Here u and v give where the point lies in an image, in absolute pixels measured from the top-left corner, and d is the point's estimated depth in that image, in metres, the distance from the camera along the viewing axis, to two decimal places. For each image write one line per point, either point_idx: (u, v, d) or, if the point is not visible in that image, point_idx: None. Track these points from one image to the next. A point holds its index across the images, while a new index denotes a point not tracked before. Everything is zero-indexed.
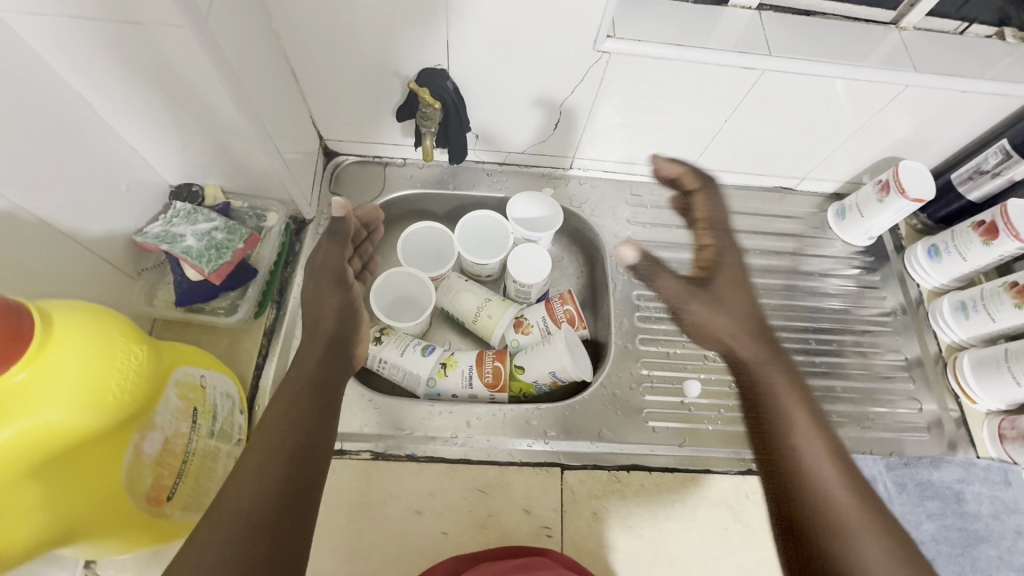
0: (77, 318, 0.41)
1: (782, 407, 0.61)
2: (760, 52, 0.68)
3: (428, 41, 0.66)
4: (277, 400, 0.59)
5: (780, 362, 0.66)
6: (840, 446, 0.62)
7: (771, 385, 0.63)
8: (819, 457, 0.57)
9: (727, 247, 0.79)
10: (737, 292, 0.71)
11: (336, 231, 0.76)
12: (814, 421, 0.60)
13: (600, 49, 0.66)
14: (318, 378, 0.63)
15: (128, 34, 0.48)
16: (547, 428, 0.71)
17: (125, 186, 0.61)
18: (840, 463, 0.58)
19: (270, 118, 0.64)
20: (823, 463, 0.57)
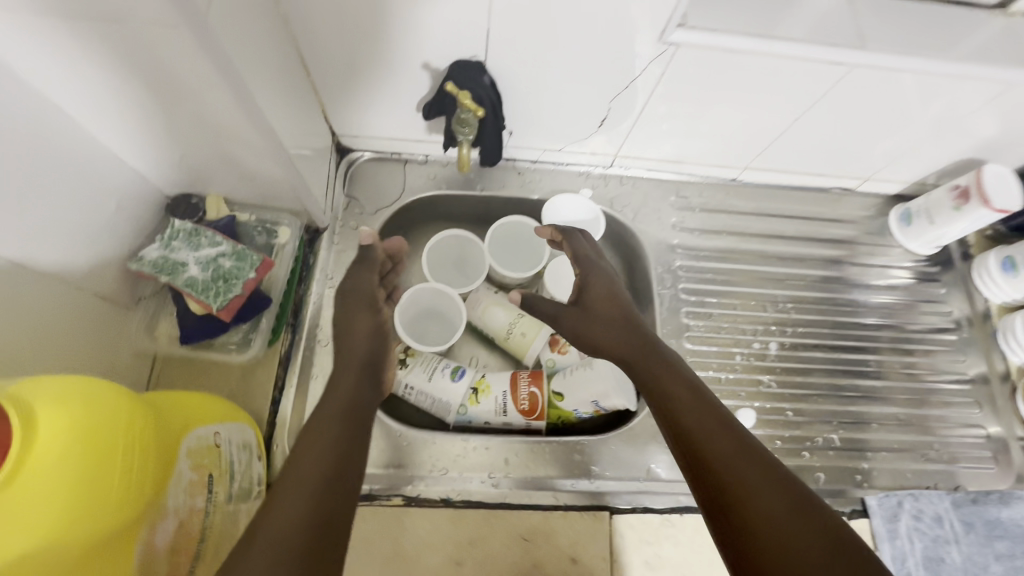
0: (69, 400, 0.34)
1: (671, 407, 0.49)
2: (852, 44, 0.58)
3: (464, 28, 0.55)
4: (303, 432, 0.45)
5: (661, 353, 0.55)
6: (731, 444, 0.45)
7: (663, 383, 0.51)
8: (730, 450, 0.44)
9: (592, 258, 0.65)
10: (615, 291, 0.62)
11: (364, 256, 0.65)
12: (703, 411, 0.47)
13: (669, 41, 0.56)
14: (352, 402, 0.49)
15: (111, 33, 0.39)
16: (592, 464, 0.66)
17: (115, 204, 0.53)
18: (750, 455, 0.43)
19: (281, 122, 0.55)
20: (734, 463, 0.43)
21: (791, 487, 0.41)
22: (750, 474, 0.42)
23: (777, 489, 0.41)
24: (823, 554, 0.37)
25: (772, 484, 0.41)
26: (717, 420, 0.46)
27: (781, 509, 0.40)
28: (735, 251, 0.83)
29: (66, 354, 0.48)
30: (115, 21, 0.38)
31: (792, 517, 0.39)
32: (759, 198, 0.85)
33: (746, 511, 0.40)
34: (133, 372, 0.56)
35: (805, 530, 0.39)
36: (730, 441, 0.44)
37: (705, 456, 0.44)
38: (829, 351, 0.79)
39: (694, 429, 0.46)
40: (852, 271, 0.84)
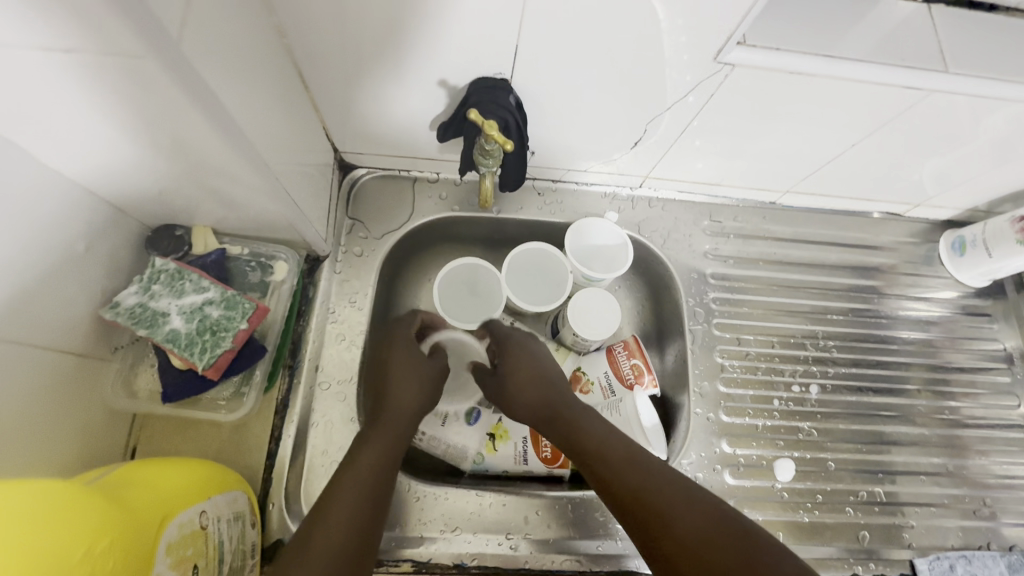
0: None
1: (591, 463, 0.48)
2: (932, 67, 0.51)
3: (488, 43, 0.48)
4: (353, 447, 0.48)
5: (574, 409, 0.53)
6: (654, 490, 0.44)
7: (582, 439, 0.50)
8: (652, 489, 0.43)
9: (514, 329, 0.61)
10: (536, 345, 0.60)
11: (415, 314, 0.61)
12: (611, 457, 0.47)
13: (725, 60, 0.49)
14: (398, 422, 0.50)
15: (66, 61, 0.32)
16: (618, 523, 0.61)
17: (85, 245, 0.46)
18: (665, 487, 0.43)
19: (277, 148, 0.48)
20: (651, 498, 0.43)
21: (707, 507, 0.42)
22: (669, 505, 0.42)
23: (693, 512, 0.41)
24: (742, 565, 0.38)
25: (686, 506, 0.42)
26: (634, 464, 0.46)
27: (707, 531, 0.40)
28: (772, 282, 0.76)
29: (39, 424, 0.42)
30: (79, 50, 0.31)
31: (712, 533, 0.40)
32: (798, 223, 0.78)
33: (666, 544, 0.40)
34: (112, 431, 0.50)
35: (725, 546, 0.39)
36: (646, 480, 0.44)
37: (631, 504, 0.44)
38: (873, 393, 0.73)
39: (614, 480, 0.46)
40: (898, 304, 0.78)
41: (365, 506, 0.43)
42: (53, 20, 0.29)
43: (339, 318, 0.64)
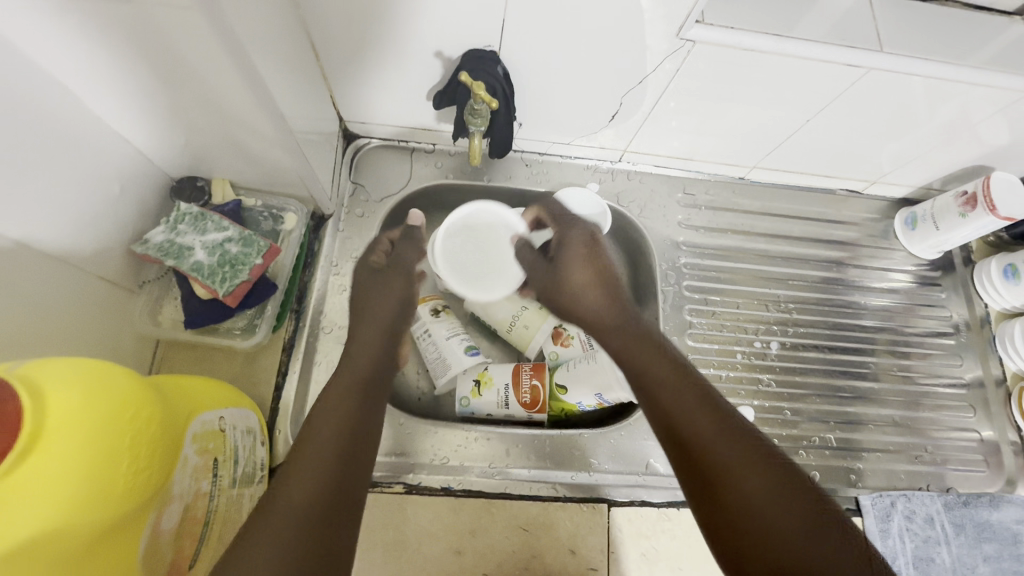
0: (63, 391, 0.34)
1: (656, 397, 0.51)
2: (870, 47, 0.58)
3: (478, 17, 0.55)
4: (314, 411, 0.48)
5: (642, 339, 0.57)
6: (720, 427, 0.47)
7: (649, 374, 0.53)
8: (719, 437, 0.46)
9: (568, 219, 0.71)
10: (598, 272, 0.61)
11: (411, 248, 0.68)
12: (684, 390, 0.50)
13: (685, 37, 0.55)
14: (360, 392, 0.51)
15: (119, 14, 0.38)
16: (591, 456, 0.67)
17: (118, 186, 0.52)
18: (734, 437, 0.46)
19: (291, 105, 0.54)
20: (717, 443, 0.46)
21: (770, 458, 0.45)
22: (733, 453, 0.45)
23: (756, 464, 0.44)
24: (798, 520, 0.41)
25: (751, 457, 0.45)
26: (706, 406, 0.48)
27: (766, 484, 0.43)
28: (739, 250, 0.83)
29: (71, 336, 0.48)
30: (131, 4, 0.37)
31: (773, 487, 0.43)
32: (765, 197, 0.85)
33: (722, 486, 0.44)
34: (137, 356, 0.56)
35: (786, 500, 0.42)
36: (714, 427, 0.47)
37: (693, 442, 0.47)
38: (830, 351, 0.80)
39: (685, 423, 0.48)
40: (855, 273, 0.84)
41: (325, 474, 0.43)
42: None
43: (342, 271, 0.70)
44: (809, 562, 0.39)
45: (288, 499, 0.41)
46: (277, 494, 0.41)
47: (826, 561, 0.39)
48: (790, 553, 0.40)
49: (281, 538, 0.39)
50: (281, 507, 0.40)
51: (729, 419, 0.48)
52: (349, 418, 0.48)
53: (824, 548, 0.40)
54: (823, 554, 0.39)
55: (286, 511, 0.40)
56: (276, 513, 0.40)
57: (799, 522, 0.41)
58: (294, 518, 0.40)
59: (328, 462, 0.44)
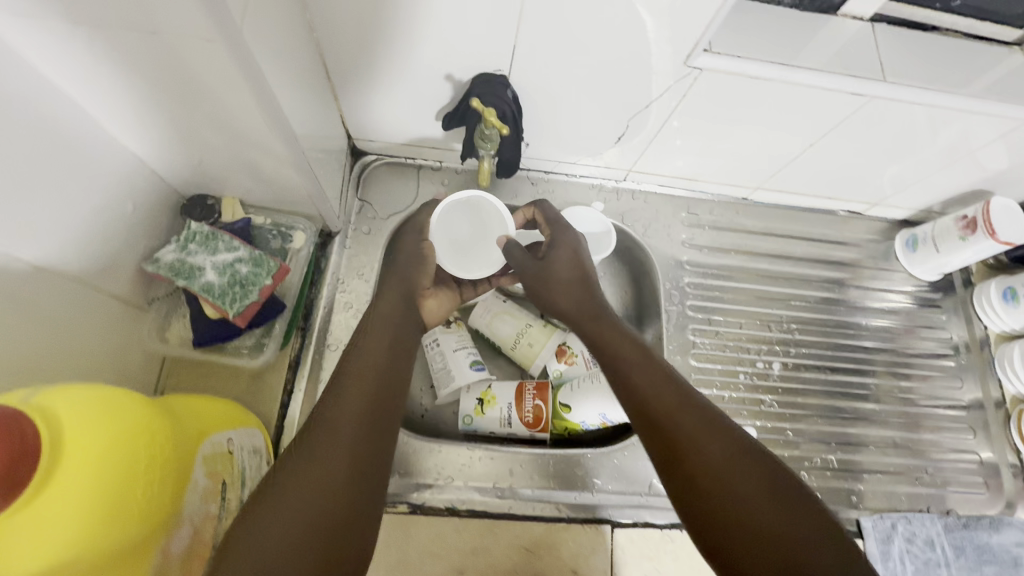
0: (76, 423, 0.34)
1: (626, 380, 0.51)
2: (873, 76, 0.59)
3: (489, 41, 0.56)
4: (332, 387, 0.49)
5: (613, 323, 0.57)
6: (686, 408, 0.48)
7: (618, 357, 0.53)
8: (684, 415, 0.47)
9: (562, 222, 0.65)
10: (579, 259, 0.63)
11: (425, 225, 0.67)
12: (652, 372, 0.51)
13: (694, 65, 0.57)
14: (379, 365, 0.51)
15: (141, 44, 0.39)
16: (594, 476, 0.67)
17: (131, 205, 0.52)
18: (696, 417, 0.47)
19: (304, 126, 0.55)
20: (683, 421, 0.47)
21: (731, 432, 0.46)
22: (698, 431, 0.46)
23: (720, 439, 0.46)
24: (762, 493, 0.42)
25: (717, 437, 0.46)
26: (670, 386, 0.50)
27: (728, 460, 0.44)
28: (742, 270, 0.84)
29: (84, 355, 0.48)
30: (154, 32, 0.38)
31: (737, 461, 0.44)
32: (768, 218, 0.86)
33: (688, 464, 0.45)
34: (145, 372, 0.56)
35: (748, 472, 0.44)
36: (678, 407, 0.48)
37: (659, 424, 0.47)
38: (832, 372, 0.80)
39: (651, 406, 0.49)
40: (857, 294, 0.85)
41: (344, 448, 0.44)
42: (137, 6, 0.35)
43: (348, 288, 0.70)
44: (771, 529, 0.40)
45: (305, 475, 0.42)
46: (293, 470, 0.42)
47: (787, 529, 0.40)
48: (752, 523, 0.41)
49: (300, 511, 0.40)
50: (300, 481, 0.41)
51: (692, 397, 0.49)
52: (365, 391, 0.49)
53: (786, 516, 0.41)
54: (785, 525, 0.41)
55: (303, 486, 0.41)
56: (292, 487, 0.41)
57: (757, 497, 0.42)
58: (310, 510, 0.40)
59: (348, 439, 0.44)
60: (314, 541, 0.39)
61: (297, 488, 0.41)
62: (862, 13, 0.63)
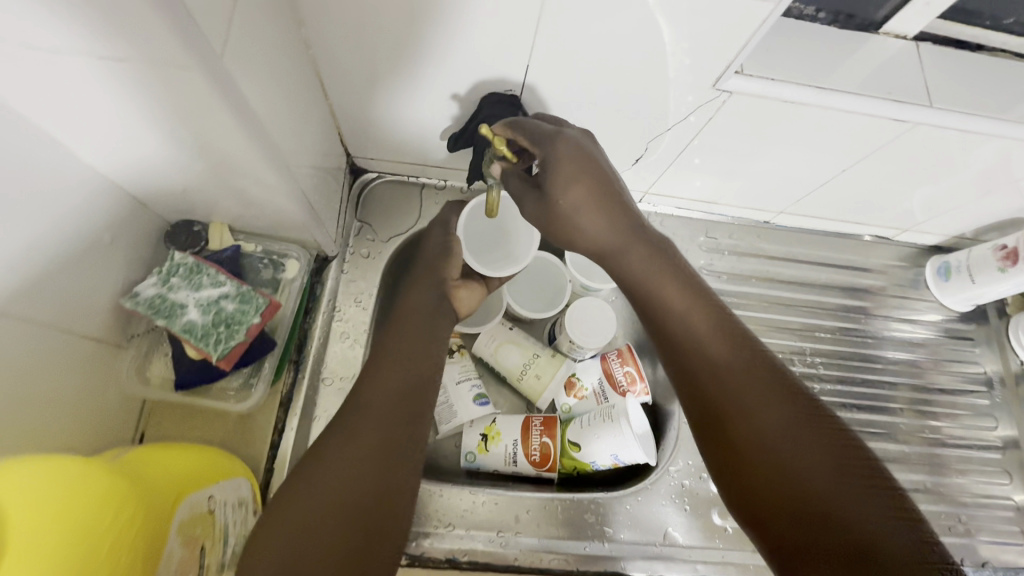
0: (26, 505, 0.31)
1: (684, 350, 0.49)
2: (918, 102, 0.54)
3: (504, 59, 0.51)
4: (364, 374, 0.50)
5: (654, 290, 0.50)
6: (739, 392, 0.45)
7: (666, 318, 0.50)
8: (741, 381, 0.45)
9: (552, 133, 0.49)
10: (603, 197, 0.52)
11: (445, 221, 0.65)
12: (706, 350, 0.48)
13: (723, 87, 0.53)
14: (413, 359, 0.52)
15: (113, 73, 0.35)
16: (605, 525, 0.63)
17: (109, 235, 0.48)
18: (755, 399, 0.44)
19: (297, 149, 0.50)
20: (743, 399, 0.45)
21: (795, 401, 0.44)
22: (752, 397, 0.45)
23: (778, 406, 0.44)
24: (824, 481, 0.40)
25: (778, 420, 0.43)
26: (730, 349, 0.47)
27: (785, 426, 0.43)
28: (763, 298, 0.79)
29: (57, 406, 0.44)
30: (130, 59, 0.33)
31: (792, 429, 0.42)
32: (791, 243, 0.81)
33: (735, 429, 0.44)
34: (123, 417, 0.53)
35: (803, 440, 0.42)
36: (735, 372, 0.46)
37: (710, 389, 0.46)
38: (857, 410, 0.76)
39: (703, 371, 0.47)
40: (884, 325, 0.80)
41: (375, 444, 0.45)
42: (110, 32, 0.31)
43: (345, 316, 0.66)
44: (816, 494, 0.39)
45: (339, 459, 0.43)
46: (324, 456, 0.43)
47: (843, 515, 0.38)
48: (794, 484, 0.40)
49: (330, 495, 0.41)
50: (332, 465, 0.43)
51: (763, 369, 0.46)
52: (401, 387, 0.49)
53: (845, 494, 0.39)
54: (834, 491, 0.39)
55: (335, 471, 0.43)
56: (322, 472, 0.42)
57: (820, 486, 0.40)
58: (338, 505, 0.41)
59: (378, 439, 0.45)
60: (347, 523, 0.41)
61: (330, 473, 0.42)
62: (906, 32, 0.58)
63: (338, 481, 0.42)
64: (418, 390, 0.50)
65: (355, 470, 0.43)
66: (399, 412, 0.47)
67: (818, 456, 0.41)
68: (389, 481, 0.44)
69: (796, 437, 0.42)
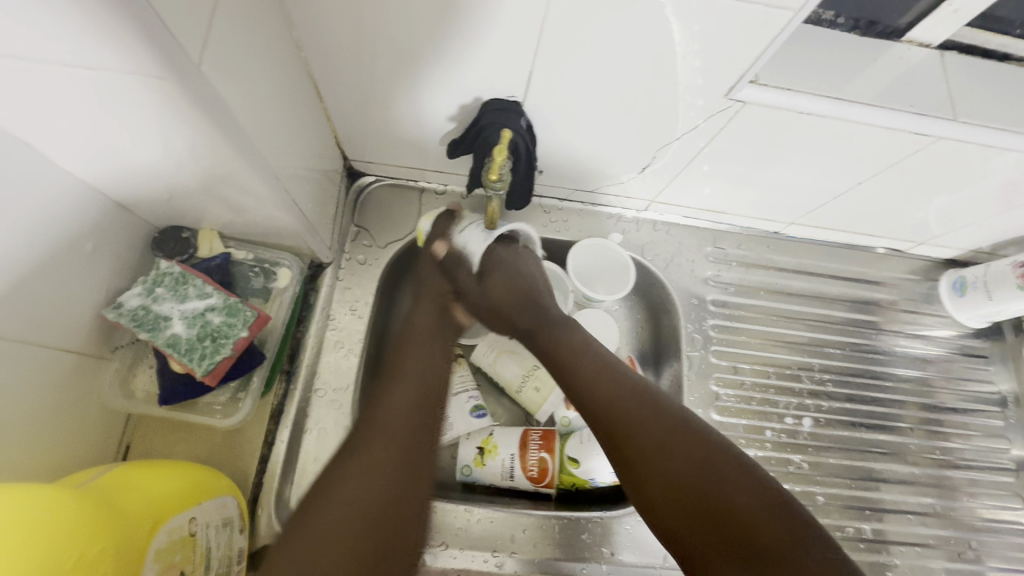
0: None
1: (574, 366, 0.53)
2: (941, 115, 0.52)
3: (506, 62, 0.49)
4: (374, 391, 0.49)
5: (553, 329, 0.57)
6: (620, 391, 0.50)
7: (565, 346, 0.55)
8: (624, 388, 0.50)
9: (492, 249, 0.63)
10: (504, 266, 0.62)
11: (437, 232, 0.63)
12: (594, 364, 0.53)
13: (736, 97, 0.50)
14: (423, 380, 0.50)
15: (83, 82, 0.33)
16: (603, 546, 0.61)
17: (91, 244, 0.46)
18: (638, 406, 0.49)
19: (286, 157, 0.49)
20: (620, 403, 0.49)
21: (703, 445, 0.46)
22: (674, 461, 0.45)
23: (657, 414, 0.48)
24: (703, 471, 0.45)
25: (657, 420, 0.48)
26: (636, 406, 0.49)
27: (700, 469, 0.45)
28: (771, 311, 0.77)
29: (39, 421, 0.43)
30: (110, 68, 0.31)
31: (672, 434, 0.47)
32: (801, 254, 0.79)
33: (625, 430, 0.48)
34: (108, 430, 0.52)
35: (680, 443, 0.46)
36: (621, 386, 0.50)
37: (636, 448, 0.47)
38: (866, 430, 0.73)
39: (621, 424, 0.48)
40: (896, 342, 0.78)
41: (386, 474, 0.43)
42: (89, 38, 0.29)
43: (339, 325, 0.63)
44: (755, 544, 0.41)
45: (354, 482, 0.42)
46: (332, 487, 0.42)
47: (727, 498, 0.43)
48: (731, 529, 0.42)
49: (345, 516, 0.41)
50: (339, 492, 0.42)
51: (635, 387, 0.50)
52: (413, 405, 0.48)
53: (720, 481, 0.44)
54: (769, 526, 0.42)
55: (347, 499, 0.41)
56: (336, 502, 0.41)
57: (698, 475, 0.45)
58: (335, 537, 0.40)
59: (387, 469, 0.43)
60: (365, 543, 0.40)
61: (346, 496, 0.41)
62: (929, 40, 0.55)
63: (348, 502, 0.41)
64: (433, 407, 0.49)
65: (358, 496, 0.41)
66: (415, 430, 0.46)
67: (687, 454, 0.46)
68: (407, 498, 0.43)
69: (668, 436, 0.47)
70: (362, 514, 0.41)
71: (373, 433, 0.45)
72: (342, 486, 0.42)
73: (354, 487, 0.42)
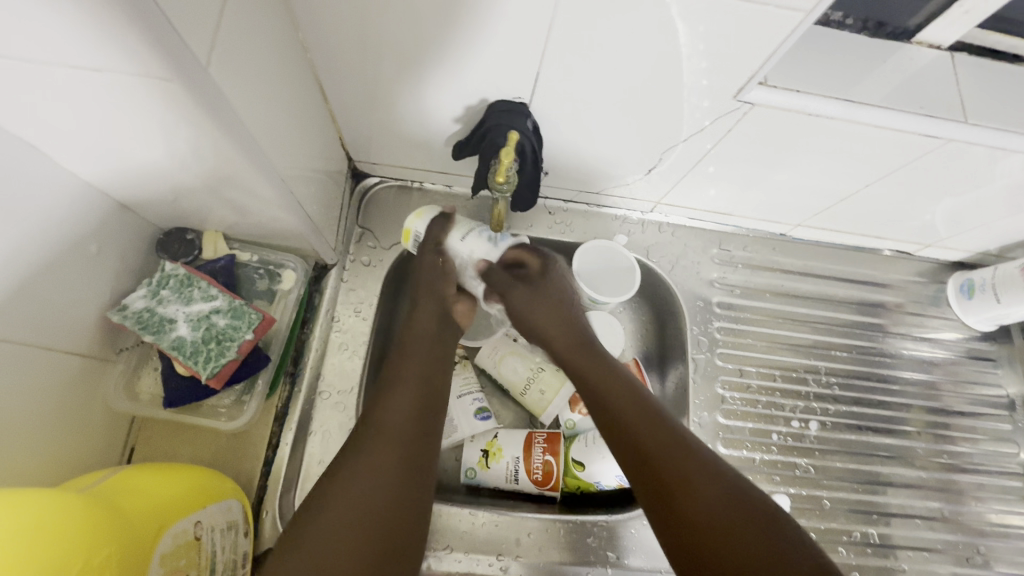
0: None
1: (620, 416, 0.51)
2: (952, 117, 0.51)
3: (513, 63, 0.49)
4: (377, 392, 0.50)
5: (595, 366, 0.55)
6: (669, 446, 0.48)
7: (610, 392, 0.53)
8: (672, 444, 0.49)
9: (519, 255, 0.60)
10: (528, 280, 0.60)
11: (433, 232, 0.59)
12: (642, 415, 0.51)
13: (744, 98, 0.50)
14: (423, 381, 0.51)
15: (88, 83, 0.32)
16: (608, 550, 0.61)
17: (96, 246, 0.46)
18: (688, 463, 0.47)
19: (291, 159, 0.48)
20: (671, 461, 0.48)
21: (757, 510, 0.45)
22: (711, 504, 0.45)
23: (708, 475, 0.47)
24: (756, 536, 0.43)
25: (709, 481, 0.46)
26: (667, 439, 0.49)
27: (752, 534, 0.43)
28: (777, 313, 0.76)
29: (43, 423, 0.43)
30: (117, 70, 0.31)
31: (725, 497, 0.45)
32: (807, 256, 0.78)
33: (675, 490, 0.46)
34: (112, 432, 0.51)
35: (734, 508, 0.45)
36: (671, 442, 0.49)
37: (684, 509, 0.45)
38: (872, 433, 0.73)
39: (672, 482, 0.46)
40: (903, 345, 0.77)
41: (386, 476, 0.44)
42: (97, 40, 0.29)
43: (343, 327, 0.63)
44: None
45: (355, 484, 0.43)
46: (330, 487, 0.43)
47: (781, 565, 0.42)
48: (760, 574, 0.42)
49: (348, 515, 0.41)
50: (340, 493, 0.42)
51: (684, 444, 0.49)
52: (413, 407, 0.48)
53: (771, 550, 0.43)
54: None
55: (348, 499, 0.42)
56: (336, 503, 0.42)
57: (751, 541, 0.43)
58: (336, 539, 0.40)
59: (385, 471, 0.44)
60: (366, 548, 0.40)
61: (352, 496, 0.42)
62: (939, 42, 0.55)
63: (348, 504, 0.42)
64: (432, 410, 0.50)
65: (356, 499, 0.42)
66: (413, 431, 0.47)
67: (739, 519, 0.44)
68: (406, 499, 0.44)
69: (721, 499, 0.45)
70: (362, 518, 0.41)
71: (374, 435, 0.46)
72: (343, 488, 0.43)
73: (354, 489, 0.43)
